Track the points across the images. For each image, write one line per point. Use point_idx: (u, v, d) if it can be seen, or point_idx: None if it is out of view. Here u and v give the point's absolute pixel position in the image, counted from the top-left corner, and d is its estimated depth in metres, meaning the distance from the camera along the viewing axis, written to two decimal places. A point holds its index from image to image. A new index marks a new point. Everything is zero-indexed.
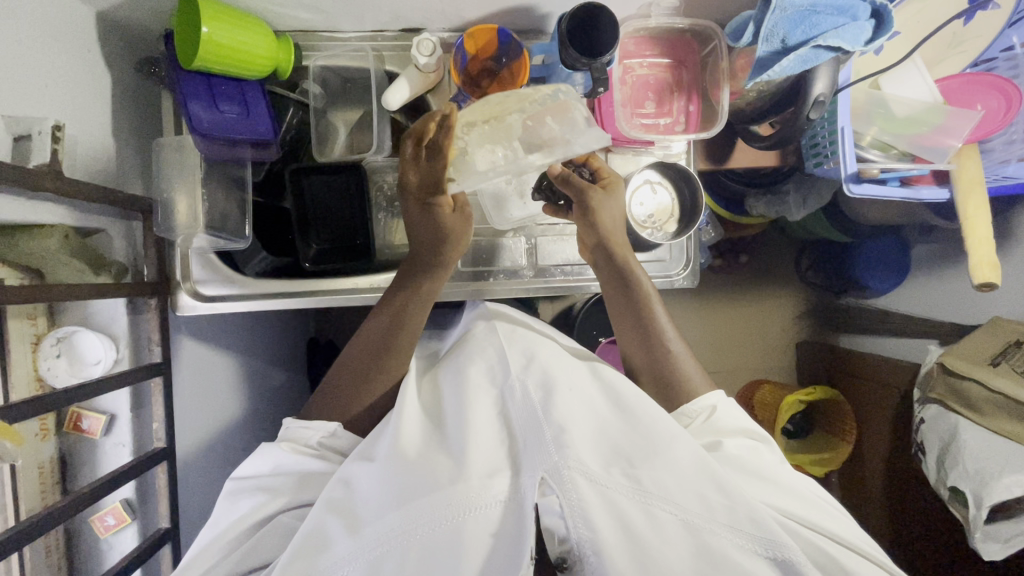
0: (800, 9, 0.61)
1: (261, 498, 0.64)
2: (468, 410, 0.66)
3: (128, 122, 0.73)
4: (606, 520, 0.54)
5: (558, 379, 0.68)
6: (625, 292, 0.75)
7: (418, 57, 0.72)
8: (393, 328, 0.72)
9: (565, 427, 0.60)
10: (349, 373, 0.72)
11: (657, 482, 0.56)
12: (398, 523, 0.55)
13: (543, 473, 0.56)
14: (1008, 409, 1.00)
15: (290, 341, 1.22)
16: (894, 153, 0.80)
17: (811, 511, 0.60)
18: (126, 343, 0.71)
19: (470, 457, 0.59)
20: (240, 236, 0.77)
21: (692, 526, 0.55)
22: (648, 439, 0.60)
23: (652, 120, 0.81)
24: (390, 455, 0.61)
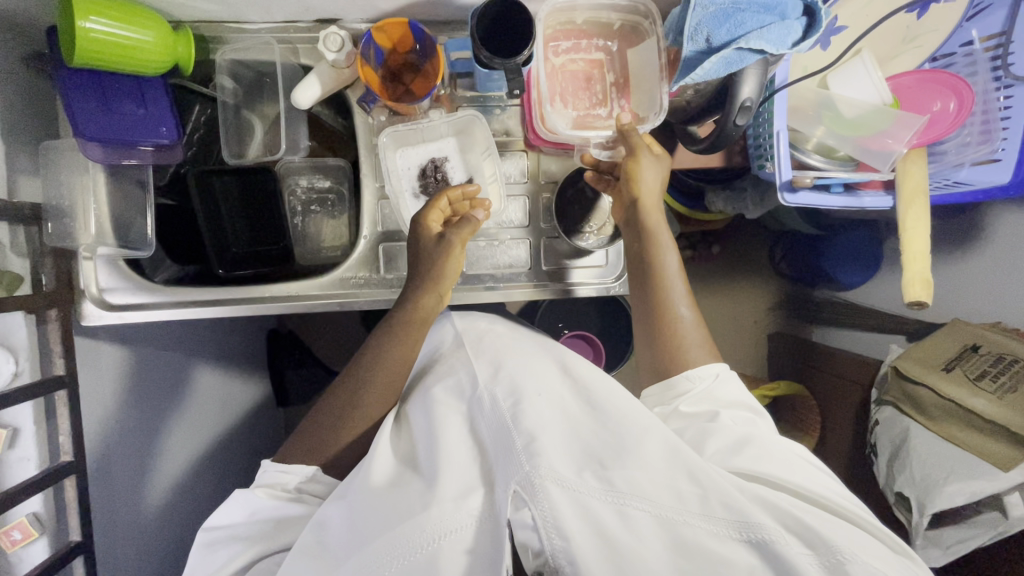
0: (724, 7, 0.57)
1: (237, 548, 0.63)
2: (438, 433, 0.63)
3: (24, 123, 0.68)
4: (578, 525, 0.50)
5: (526, 387, 0.64)
6: (646, 254, 0.75)
7: (326, 53, 0.67)
8: (376, 359, 0.72)
9: (535, 435, 0.56)
10: (329, 411, 0.72)
11: (629, 480, 0.52)
12: (367, 561, 0.53)
13: (515, 485, 0.52)
14: (957, 416, 0.98)
15: (243, 335, 1.20)
16: (839, 156, 0.76)
17: (796, 479, 0.57)
18: (26, 355, 0.68)
19: (442, 479, 0.57)
20: (143, 244, 0.76)
21: (666, 520, 0.50)
22: (618, 435, 0.57)
23: (585, 115, 0.76)
24: (361, 490, 0.60)
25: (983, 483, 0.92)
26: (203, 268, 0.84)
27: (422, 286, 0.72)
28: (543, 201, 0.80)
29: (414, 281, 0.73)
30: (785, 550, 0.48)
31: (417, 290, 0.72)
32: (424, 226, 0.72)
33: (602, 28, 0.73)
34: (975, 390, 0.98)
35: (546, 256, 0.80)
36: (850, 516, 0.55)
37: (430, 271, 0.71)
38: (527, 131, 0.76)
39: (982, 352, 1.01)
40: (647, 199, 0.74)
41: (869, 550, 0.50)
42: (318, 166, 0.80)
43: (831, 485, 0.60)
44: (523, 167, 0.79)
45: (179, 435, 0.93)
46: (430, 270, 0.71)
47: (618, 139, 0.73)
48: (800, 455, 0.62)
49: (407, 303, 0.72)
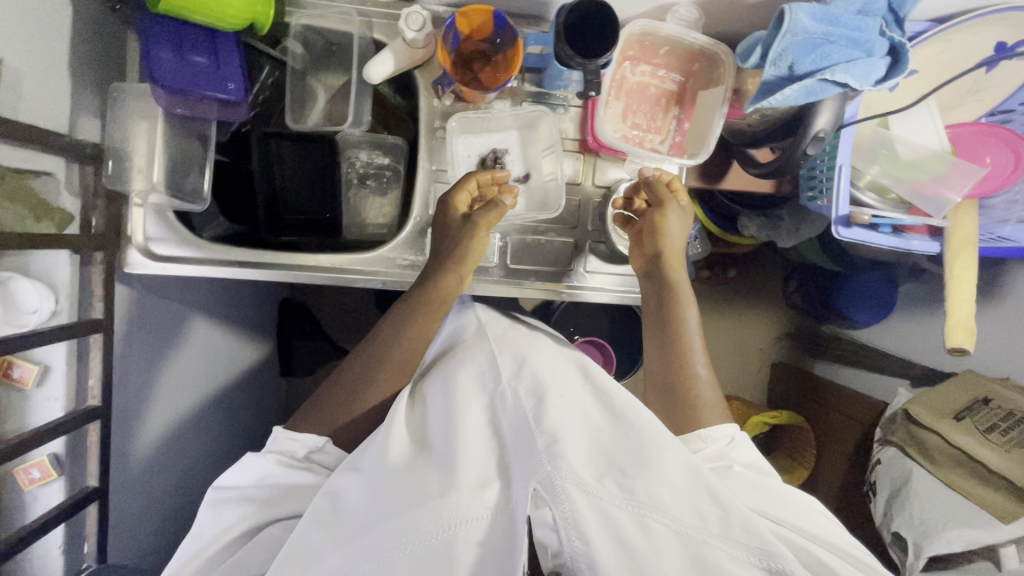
0: (814, 36, 0.57)
1: (246, 510, 0.62)
2: (458, 420, 0.63)
3: (91, 64, 0.68)
4: (600, 531, 0.52)
5: (550, 387, 0.65)
6: (667, 295, 0.74)
7: (405, 31, 0.67)
8: (397, 334, 0.73)
9: (558, 436, 0.57)
10: (344, 379, 0.72)
11: (650, 494, 0.53)
12: (384, 539, 0.53)
13: (534, 484, 0.54)
14: (962, 465, 1.00)
15: (258, 299, 1.19)
16: (891, 198, 0.77)
17: (805, 520, 0.58)
18: (67, 294, 0.68)
19: (461, 468, 0.57)
20: (197, 198, 0.75)
21: (685, 538, 0.52)
22: (639, 446, 0.58)
23: (641, 132, 0.77)
24: (378, 467, 0.59)
25: (978, 532, 0.94)
26: (254, 233, 0.83)
27: (445, 265, 0.72)
28: (594, 204, 0.80)
29: (438, 259, 0.73)
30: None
31: (441, 267, 0.72)
32: (450, 205, 0.73)
33: (680, 50, 0.72)
34: (983, 441, 1.00)
35: (589, 258, 0.81)
36: (857, 558, 0.56)
37: (453, 249, 0.71)
38: (587, 135, 0.76)
39: (993, 407, 1.03)
40: (671, 246, 0.75)
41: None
42: (379, 142, 0.80)
43: (837, 527, 0.62)
44: (579, 168, 0.79)
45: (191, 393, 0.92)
46: (453, 250, 0.71)
47: (650, 186, 0.75)
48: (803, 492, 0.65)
49: (430, 280, 0.72)
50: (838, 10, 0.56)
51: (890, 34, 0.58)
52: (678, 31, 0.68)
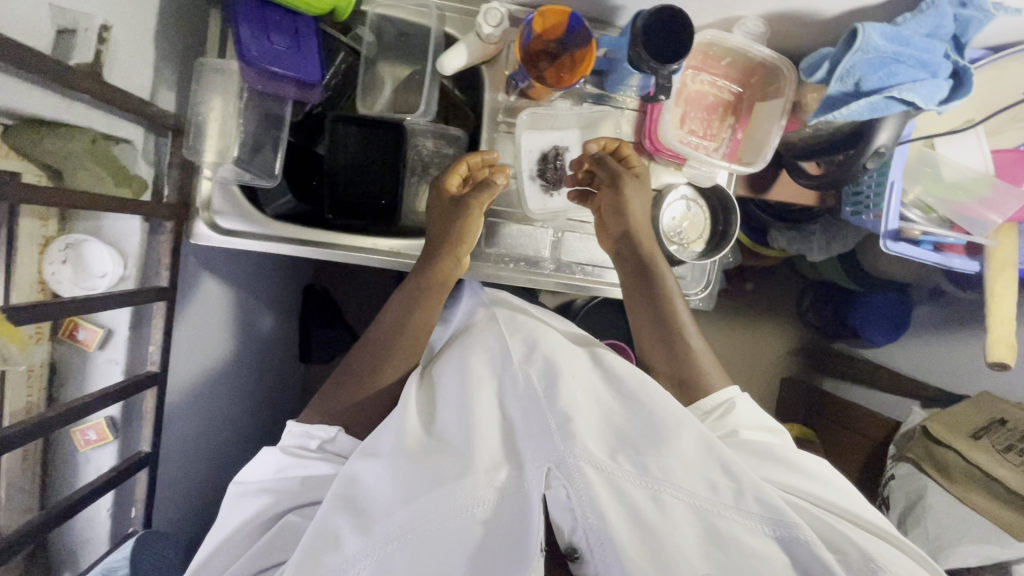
0: (884, 55, 0.60)
1: (268, 501, 0.63)
2: (472, 398, 0.64)
3: (174, 38, 0.69)
4: (616, 508, 0.55)
5: (561, 366, 0.66)
6: (652, 274, 0.75)
7: (483, 26, 0.69)
8: (402, 321, 0.71)
9: (570, 416, 0.60)
10: (349, 371, 0.70)
11: (664, 469, 0.57)
12: (407, 519, 0.55)
13: (551, 463, 0.57)
14: (980, 483, 1.03)
15: (285, 282, 1.19)
16: (935, 216, 0.80)
17: (816, 487, 0.61)
18: (135, 261, 0.70)
19: (477, 447, 0.60)
20: (267, 175, 0.76)
21: (698, 508, 0.55)
22: (651, 425, 0.61)
23: (697, 138, 0.79)
24: (396, 449, 0.59)
25: (994, 548, 0.96)
26: (318, 210, 0.85)
27: (441, 248, 0.73)
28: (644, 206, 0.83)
29: (435, 242, 0.74)
30: (812, 545, 0.53)
31: (438, 251, 0.73)
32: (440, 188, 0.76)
33: (741, 61, 0.75)
34: (1000, 460, 1.02)
35: None
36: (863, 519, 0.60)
37: (448, 230, 0.73)
38: (643, 139, 0.79)
39: (1009, 427, 1.06)
40: (640, 221, 0.76)
41: (878, 548, 0.56)
42: (444, 133, 0.82)
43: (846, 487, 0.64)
44: None
45: (226, 368, 0.93)
46: (450, 230, 0.73)
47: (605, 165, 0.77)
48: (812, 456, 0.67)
49: (429, 262, 0.73)
50: (908, 32, 0.59)
51: (954, 58, 0.61)
52: (744, 43, 0.71)
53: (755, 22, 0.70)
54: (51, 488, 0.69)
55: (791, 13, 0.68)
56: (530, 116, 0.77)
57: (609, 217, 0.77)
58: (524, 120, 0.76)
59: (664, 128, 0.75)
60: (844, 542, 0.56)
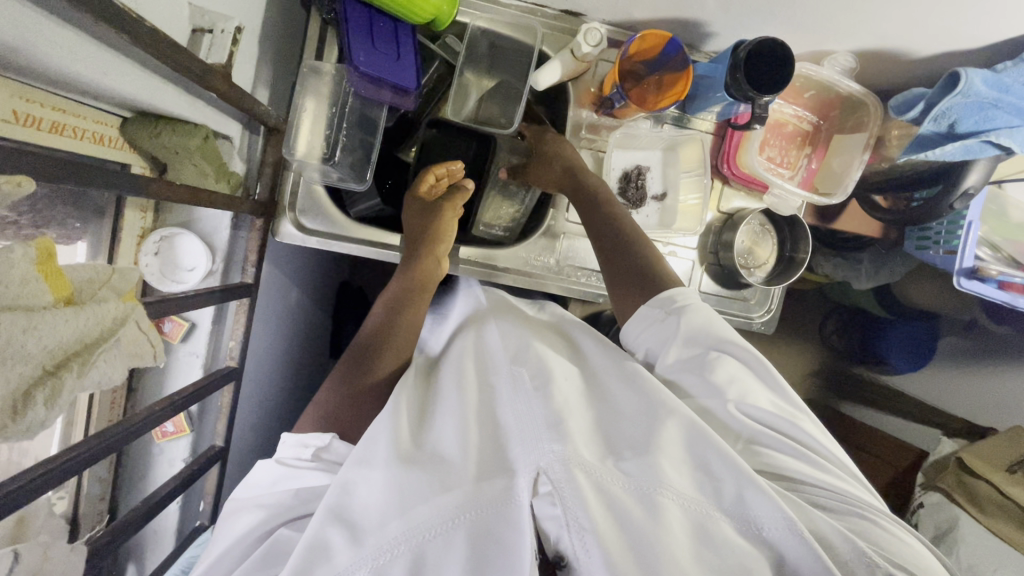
0: (984, 100, 0.61)
1: (261, 517, 0.59)
2: (465, 408, 0.63)
3: (274, 37, 0.70)
4: (603, 514, 0.51)
5: (553, 368, 0.65)
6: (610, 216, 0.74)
7: (582, 46, 0.70)
8: (388, 323, 0.73)
9: (563, 416, 0.58)
10: (342, 374, 0.69)
11: (654, 469, 0.53)
12: (400, 529, 0.52)
13: (539, 466, 0.54)
14: (1013, 515, 1.04)
15: (324, 279, 1.17)
16: (1003, 255, 0.81)
17: (816, 477, 0.56)
18: (222, 257, 0.70)
19: (469, 458, 0.57)
20: (358, 178, 0.76)
21: (689, 510, 0.52)
22: (642, 424, 0.58)
23: (774, 165, 0.81)
24: (390, 456, 0.57)
25: None
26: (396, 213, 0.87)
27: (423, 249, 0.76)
28: (714, 229, 0.84)
29: (416, 243, 0.76)
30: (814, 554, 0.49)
31: (419, 253, 0.76)
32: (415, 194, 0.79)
33: (824, 94, 0.77)
34: None
35: (704, 277, 0.85)
36: (862, 508, 0.54)
37: (431, 232, 0.76)
38: (722, 164, 0.80)
39: None
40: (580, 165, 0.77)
41: (878, 544, 0.52)
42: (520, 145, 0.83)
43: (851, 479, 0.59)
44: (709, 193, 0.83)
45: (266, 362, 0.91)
46: (432, 227, 0.77)
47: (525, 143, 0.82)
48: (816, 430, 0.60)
49: (414, 263, 0.75)
50: (1009, 79, 0.60)
51: None
52: (835, 79, 0.73)
53: (846, 56, 0.71)
54: (125, 477, 0.70)
55: (883, 52, 0.70)
56: (625, 132, 0.79)
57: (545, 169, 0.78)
58: (613, 138, 0.79)
59: (748, 156, 0.77)
60: (838, 539, 0.51)
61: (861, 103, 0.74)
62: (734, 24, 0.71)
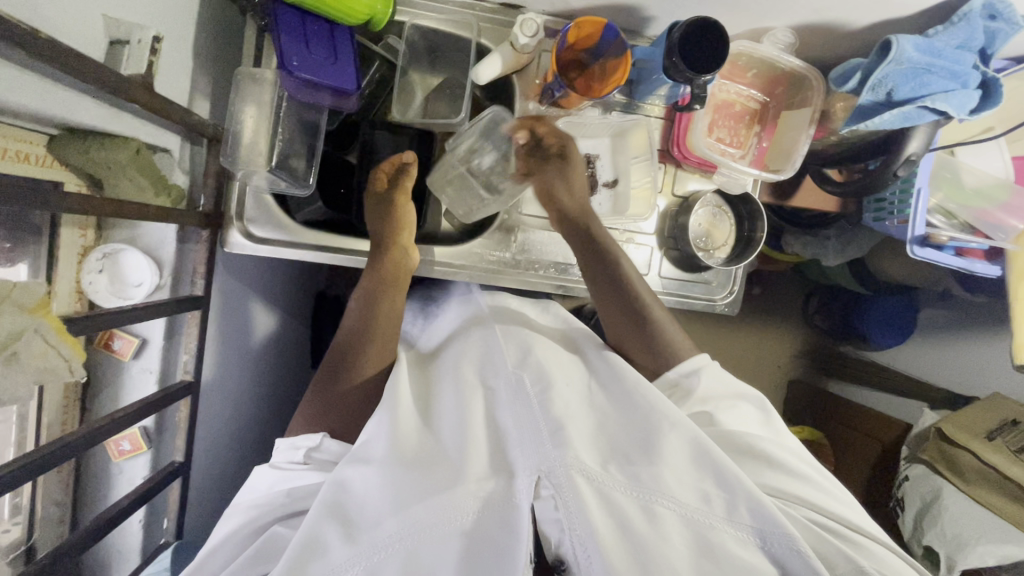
0: (917, 67, 0.61)
1: (259, 518, 0.61)
2: (465, 406, 0.63)
3: (208, 47, 0.69)
4: (603, 517, 0.53)
5: (554, 375, 0.65)
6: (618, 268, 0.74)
7: (520, 37, 0.70)
8: (366, 320, 0.70)
9: (563, 423, 0.58)
10: (328, 370, 0.69)
11: (656, 479, 0.55)
12: (398, 528, 0.53)
13: (540, 471, 0.55)
14: (995, 483, 1.04)
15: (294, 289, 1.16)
16: (958, 222, 0.81)
17: (810, 490, 0.59)
18: (170, 271, 0.69)
19: (470, 458, 0.57)
20: (302, 182, 0.76)
21: (690, 520, 0.53)
22: (644, 429, 0.60)
23: (725, 146, 0.80)
24: (387, 455, 0.57)
25: (1014, 547, 0.97)
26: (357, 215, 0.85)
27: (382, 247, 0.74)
28: (671, 214, 0.84)
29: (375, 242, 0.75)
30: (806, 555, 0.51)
31: (383, 250, 0.74)
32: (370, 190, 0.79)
33: (767, 72, 0.77)
34: (1015, 461, 1.04)
35: (663, 262, 0.85)
36: (853, 527, 0.57)
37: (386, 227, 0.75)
38: (671, 147, 0.80)
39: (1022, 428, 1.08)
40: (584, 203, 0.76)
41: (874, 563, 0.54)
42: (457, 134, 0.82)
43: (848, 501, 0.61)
44: (661, 177, 0.83)
45: (241, 376, 0.91)
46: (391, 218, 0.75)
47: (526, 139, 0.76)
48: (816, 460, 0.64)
49: (380, 258, 0.73)
50: (940, 45, 0.61)
51: (983, 68, 0.63)
52: (775, 53, 0.72)
53: (785, 31, 0.71)
54: (84, 499, 0.69)
55: (819, 25, 0.70)
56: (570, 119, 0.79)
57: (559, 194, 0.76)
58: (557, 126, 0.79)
59: (695, 137, 0.76)
60: (837, 555, 0.54)
61: (803, 77, 0.74)
62: (671, 6, 0.71)
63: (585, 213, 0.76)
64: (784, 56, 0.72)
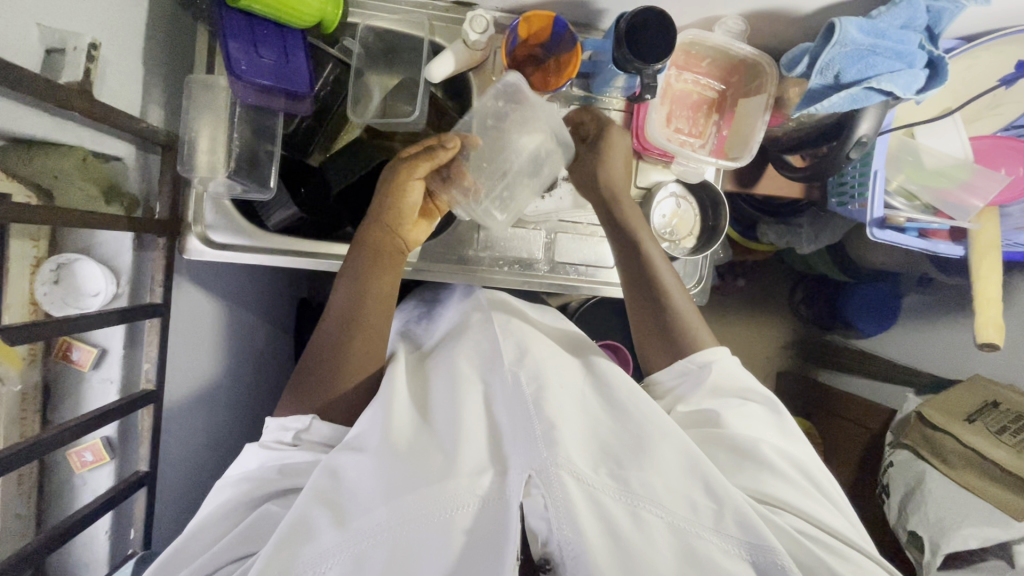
0: (861, 47, 0.61)
1: (247, 492, 0.60)
2: (460, 403, 0.61)
3: (160, 55, 0.70)
4: (592, 519, 0.50)
5: (550, 374, 0.63)
6: (641, 260, 0.75)
7: (470, 34, 0.70)
8: (355, 303, 0.66)
9: (557, 423, 0.55)
10: (315, 361, 0.66)
11: (646, 485, 0.53)
12: (387, 518, 0.51)
13: (530, 470, 0.52)
14: (977, 466, 1.03)
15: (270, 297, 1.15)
16: (919, 203, 0.82)
17: (805, 503, 0.57)
18: (127, 279, 0.69)
19: (462, 454, 0.55)
20: (262, 186, 0.75)
21: (677, 529, 0.51)
22: (637, 434, 0.58)
23: (685, 136, 0.80)
24: (381, 445, 0.56)
25: (995, 531, 0.96)
26: (324, 217, 0.85)
27: (377, 223, 0.70)
28: (634, 206, 0.84)
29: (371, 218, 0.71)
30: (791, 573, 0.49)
31: (377, 227, 0.70)
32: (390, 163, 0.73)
33: (722, 60, 0.77)
34: (994, 441, 1.05)
35: None
36: (846, 546, 0.55)
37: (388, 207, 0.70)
38: (631, 139, 0.80)
39: (1002, 409, 1.09)
40: (616, 188, 0.78)
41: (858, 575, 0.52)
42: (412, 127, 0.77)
43: (843, 517, 0.60)
44: (623, 170, 0.83)
45: (231, 390, 0.91)
46: (391, 196, 0.70)
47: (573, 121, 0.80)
48: (813, 473, 0.62)
49: (376, 236, 0.69)
50: (883, 25, 0.61)
51: (928, 48, 0.64)
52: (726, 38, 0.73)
53: (734, 20, 0.71)
54: (49, 511, 0.69)
55: (768, 12, 0.70)
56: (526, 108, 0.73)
57: (590, 181, 0.79)
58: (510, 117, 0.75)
59: (651, 127, 0.76)
60: (823, 569, 0.52)
61: (756, 62, 0.74)
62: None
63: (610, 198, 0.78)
64: (733, 43, 0.72)
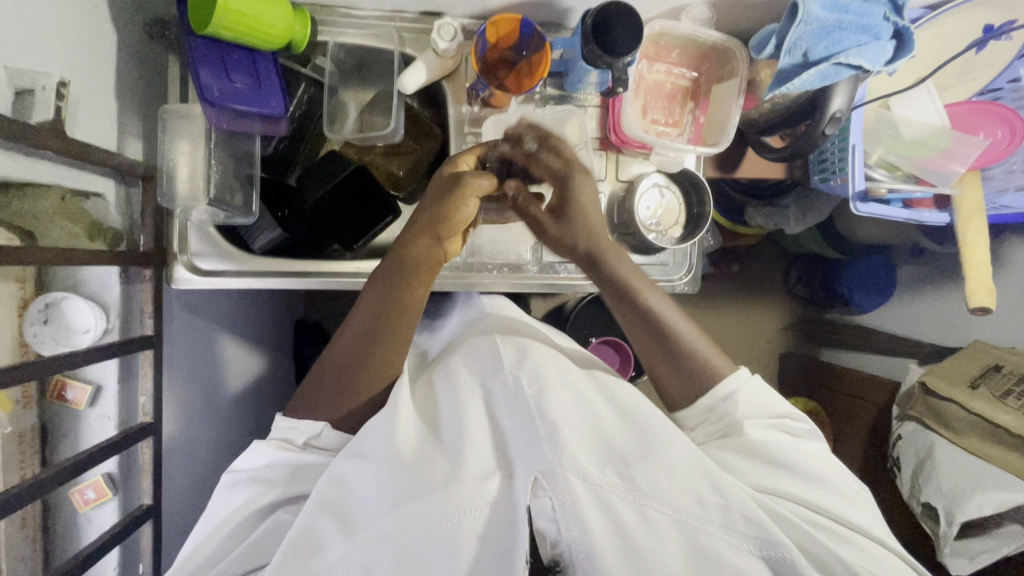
0: (826, 24, 0.62)
1: (258, 491, 0.60)
2: (463, 411, 0.60)
3: (132, 89, 0.70)
4: (600, 522, 0.49)
5: (551, 376, 0.62)
6: (635, 300, 0.70)
7: (439, 42, 0.70)
8: (375, 323, 0.64)
9: (559, 424, 0.54)
10: (335, 372, 0.63)
11: (652, 482, 0.52)
12: (394, 527, 0.51)
13: (536, 473, 0.51)
14: (986, 432, 1.02)
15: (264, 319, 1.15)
16: (900, 174, 0.83)
17: (820, 499, 0.58)
18: (117, 313, 0.69)
19: (464, 460, 0.54)
20: (245, 211, 0.76)
21: (686, 526, 0.50)
22: (648, 435, 0.56)
23: (662, 125, 0.81)
24: (384, 456, 0.55)
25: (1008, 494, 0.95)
26: (312, 236, 0.83)
27: (420, 229, 0.66)
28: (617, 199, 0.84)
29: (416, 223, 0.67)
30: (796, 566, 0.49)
31: (416, 233, 0.66)
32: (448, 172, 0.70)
33: (692, 48, 0.77)
34: (999, 406, 1.02)
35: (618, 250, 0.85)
36: (857, 537, 0.56)
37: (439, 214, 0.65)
38: (609, 133, 0.80)
39: (1005, 372, 1.06)
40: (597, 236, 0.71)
41: (867, 559, 0.54)
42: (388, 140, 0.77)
43: (862, 511, 0.59)
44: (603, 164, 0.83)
45: (229, 414, 0.91)
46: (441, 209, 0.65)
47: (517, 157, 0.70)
48: (821, 471, 0.61)
49: (412, 244, 0.66)
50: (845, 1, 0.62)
51: (893, 19, 0.64)
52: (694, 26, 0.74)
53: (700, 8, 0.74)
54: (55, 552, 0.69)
55: None
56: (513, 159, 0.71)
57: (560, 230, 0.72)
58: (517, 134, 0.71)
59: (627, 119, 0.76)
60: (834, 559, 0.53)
61: (727, 47, 0.75)
62: None
63: (592, 245, 0.71)
64: (699, 32, 0.73)
